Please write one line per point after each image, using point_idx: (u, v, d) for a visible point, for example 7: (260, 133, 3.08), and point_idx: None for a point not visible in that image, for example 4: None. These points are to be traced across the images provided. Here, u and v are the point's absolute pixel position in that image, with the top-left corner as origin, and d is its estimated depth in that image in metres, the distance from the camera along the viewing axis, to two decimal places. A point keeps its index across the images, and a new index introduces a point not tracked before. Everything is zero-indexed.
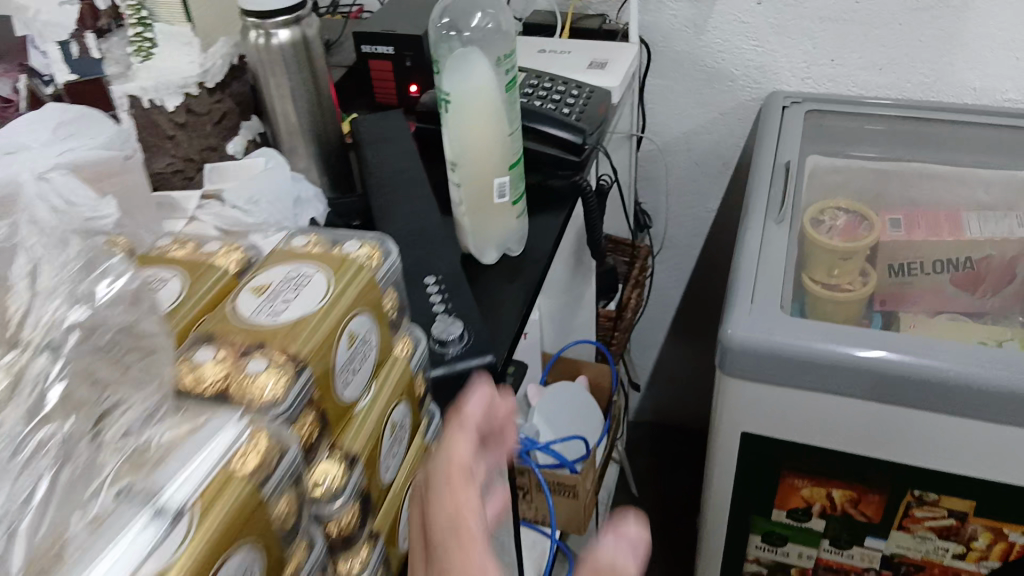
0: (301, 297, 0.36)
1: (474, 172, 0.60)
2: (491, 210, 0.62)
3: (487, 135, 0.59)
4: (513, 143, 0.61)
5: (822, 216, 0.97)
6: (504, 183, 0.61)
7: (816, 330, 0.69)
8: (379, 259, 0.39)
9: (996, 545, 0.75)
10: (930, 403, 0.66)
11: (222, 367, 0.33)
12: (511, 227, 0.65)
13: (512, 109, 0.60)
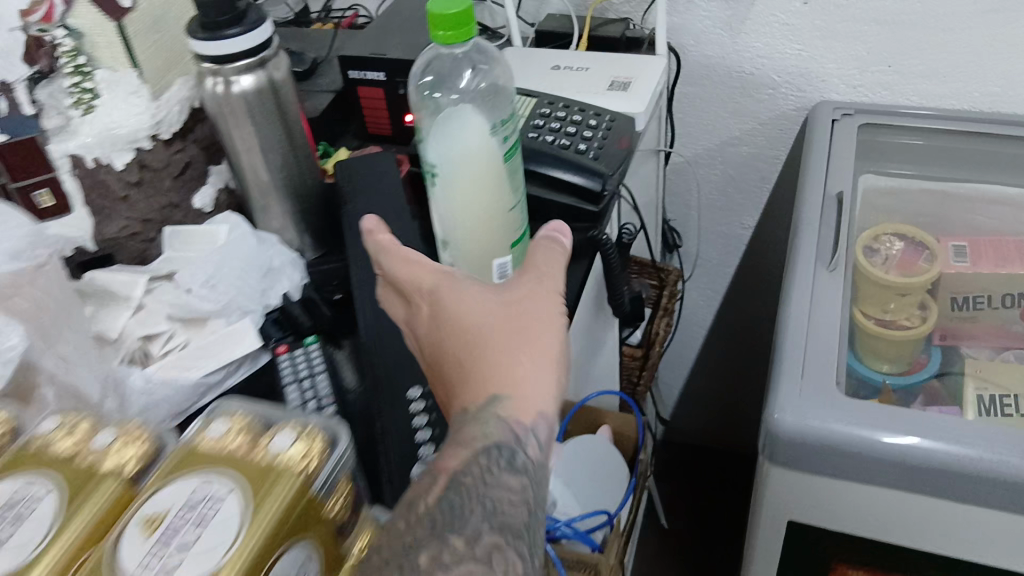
0: (201, 535, 0.32)
1: (470, 257, 0.51)
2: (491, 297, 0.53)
3: (483, 214, 0.49)
4: (515, 218, 0.51)
5: (876, 244, 0.85)
6: (505, 264, 0.51)
7: (880, 416, 0.60)
8: (316, 467, 0.35)
9: None
10: (1006, 504, 0.57)
11: None
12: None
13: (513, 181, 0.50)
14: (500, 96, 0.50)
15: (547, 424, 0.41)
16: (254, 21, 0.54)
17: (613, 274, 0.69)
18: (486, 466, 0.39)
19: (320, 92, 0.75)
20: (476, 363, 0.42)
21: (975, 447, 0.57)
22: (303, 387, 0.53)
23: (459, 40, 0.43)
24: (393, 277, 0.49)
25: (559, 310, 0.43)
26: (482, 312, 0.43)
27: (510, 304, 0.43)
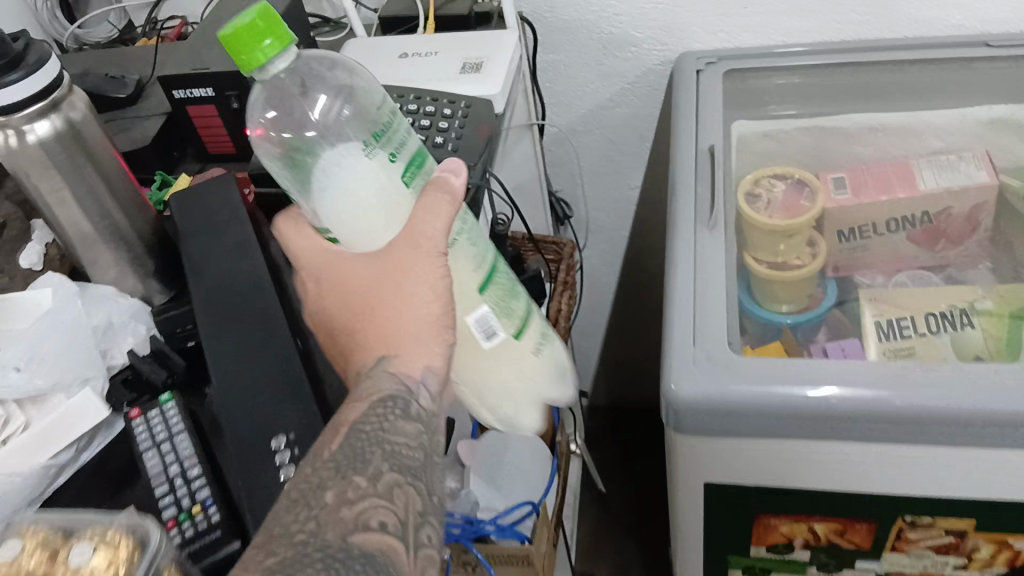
0: None
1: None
2: (492, 363, 0.51)
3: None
4: (475, 255, 0.49)
5: (758, 188, 0.84)
6: (483, 315, 0.49)
7: (773, 366, 0.58)
8: None
9: (1002, 553, 0.66)
10: (921, 436, 0.56)
11: None
12: (541, 381, 0.55)
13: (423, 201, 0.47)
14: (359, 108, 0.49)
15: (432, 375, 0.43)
16: (37, 61, 0.48)
17: None
18: (382, 415, 0.41)
19: (151, 120, 0.69)
20: (361, 328, 0.45)
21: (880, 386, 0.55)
22: (162, 453, 0.49)
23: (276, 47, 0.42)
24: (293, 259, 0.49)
25: (432, 255, 0.44)
26: (362, 272, 0.45)
27: (387, 261, 0.44)
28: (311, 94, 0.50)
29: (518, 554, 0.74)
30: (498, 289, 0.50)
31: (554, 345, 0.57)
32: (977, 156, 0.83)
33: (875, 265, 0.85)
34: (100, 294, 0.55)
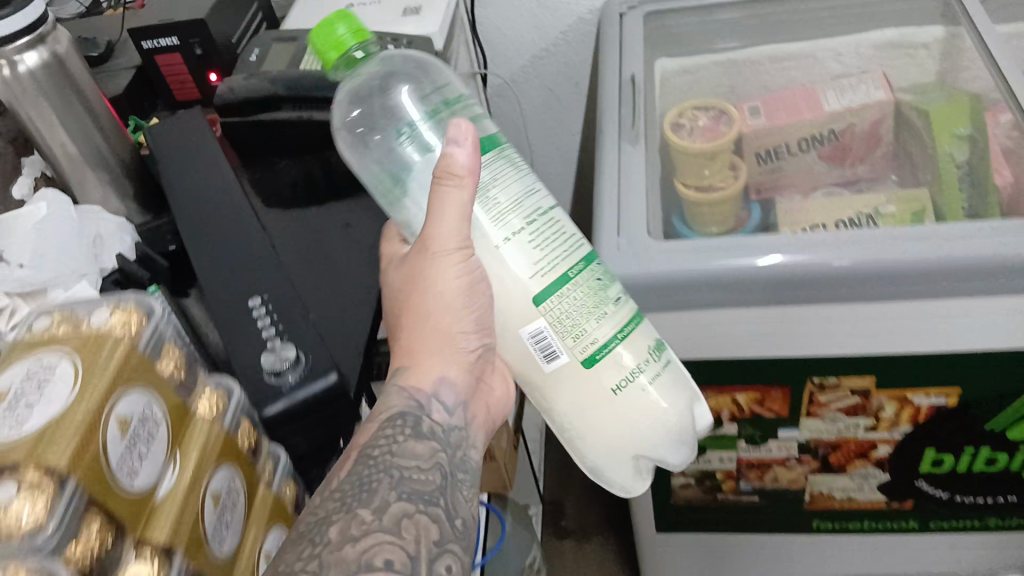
0: (151, 455, 0.33)
1: (506, 339, 0.51)
2: (562, 387, 0.50)
3: (487, 264, 0.49)
4: (545, 270, 0.48)
5: (682, 119, 0.93)
6: (544, 333, 0.48)
7: (686, 247, 0.66)
8: (222, 407, 0.38)
9: (903, 412, 0.75)
10: (817, 297, 0.64)
11: (100, 530, 0.31)
12: (630, 426, 0.51)
13: (483, 190, 0.48)
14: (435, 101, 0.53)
15: (446, 386, 0.52)
16: None
17: None
18: (393, 435, 0.48)
19: (121, 74, 0.76)
20: (405, 338, 0.54)
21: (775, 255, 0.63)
22: None
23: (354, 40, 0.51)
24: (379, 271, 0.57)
25: (436, 272, 0.50)
26: (401, 292, 0.53)
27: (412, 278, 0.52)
28: (389, 92, 0.55)
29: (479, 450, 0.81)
30: (570, 302, 0.48)
31: (666, 380, 0.51)
32: (873, 76, 0.93)
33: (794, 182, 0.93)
34: (100, 218, 0.62)
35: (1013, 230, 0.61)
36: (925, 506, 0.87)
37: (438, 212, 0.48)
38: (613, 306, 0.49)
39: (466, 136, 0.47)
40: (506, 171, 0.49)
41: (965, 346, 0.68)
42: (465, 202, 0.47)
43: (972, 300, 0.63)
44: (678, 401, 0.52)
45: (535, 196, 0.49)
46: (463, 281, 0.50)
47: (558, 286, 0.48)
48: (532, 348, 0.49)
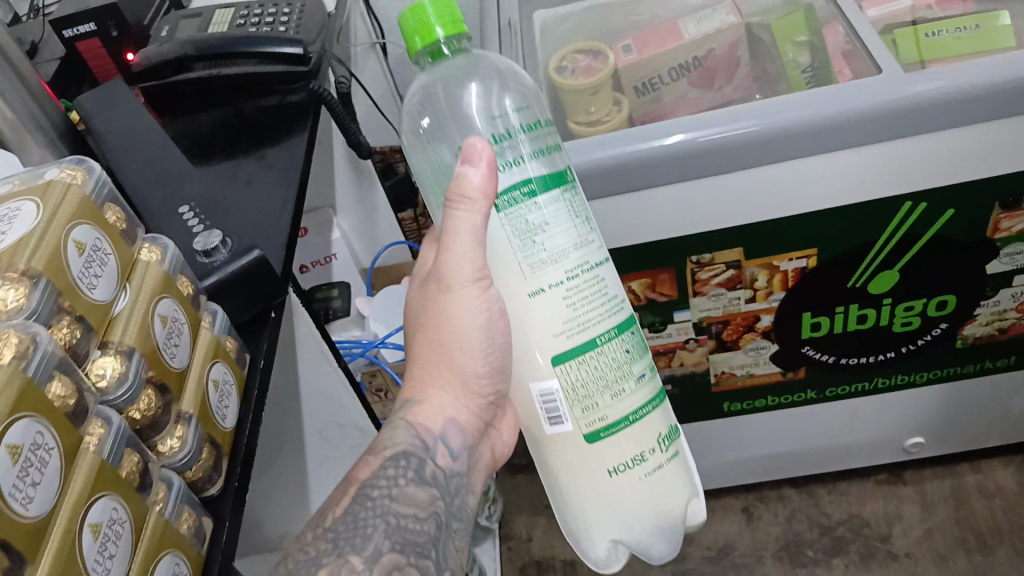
0: (105, 275, 0.43)
1: (518, 385, 0.56)
2: (566, 450, 0.56)
3: (515, 302, 0.52)
4: (564, 341, 0.52)
5: (564, 63, 1.05)
6: (552, 395, 0.54)
7: (573, 148, 0.77)
8: (158, 254, 0.48)
9: (775, 279, 0.87)
10: (674, 175, 0.77)
11: (70, 322, 0.40)
12: (615, 504, 0.57)
13: (526, 235, 0.51)
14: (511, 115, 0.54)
15: (451, 427, 0.61)
16: None
17: (345, 124, 0.85)
18: (393, 478, 0.56)
19: (47, 64, 0.85)
20: (421, 371, 0.62)
21: (662, 136, 0.75)
22: None
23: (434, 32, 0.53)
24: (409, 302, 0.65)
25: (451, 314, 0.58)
26: (421, 326, 0.61)
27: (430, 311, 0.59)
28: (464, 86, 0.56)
29: None
30: (586, 373, 0.53)
31: (667, 471, 0.58)
32: (726, 5, 1.06)
33: (670, 109, 1.01)
34: None
35: (823, 95, 0.73)
36: (817, 373, 0.99)
37: (453, 246, 0.53)
38: (629, 389, 0.55)
39: (480, 159, 0.50)
40: (563, 218, 0.51)
41: (808, 205, 0.80)
42: (475, 227, 0.52)
43: (799, 163, 0.76)
44: (674, 496, 0.59)
45: (584, 253, 0.52)
46: (479, 325, 0.57)
47: (577, 353, 0.52)
48: (540, 405, 0.55)
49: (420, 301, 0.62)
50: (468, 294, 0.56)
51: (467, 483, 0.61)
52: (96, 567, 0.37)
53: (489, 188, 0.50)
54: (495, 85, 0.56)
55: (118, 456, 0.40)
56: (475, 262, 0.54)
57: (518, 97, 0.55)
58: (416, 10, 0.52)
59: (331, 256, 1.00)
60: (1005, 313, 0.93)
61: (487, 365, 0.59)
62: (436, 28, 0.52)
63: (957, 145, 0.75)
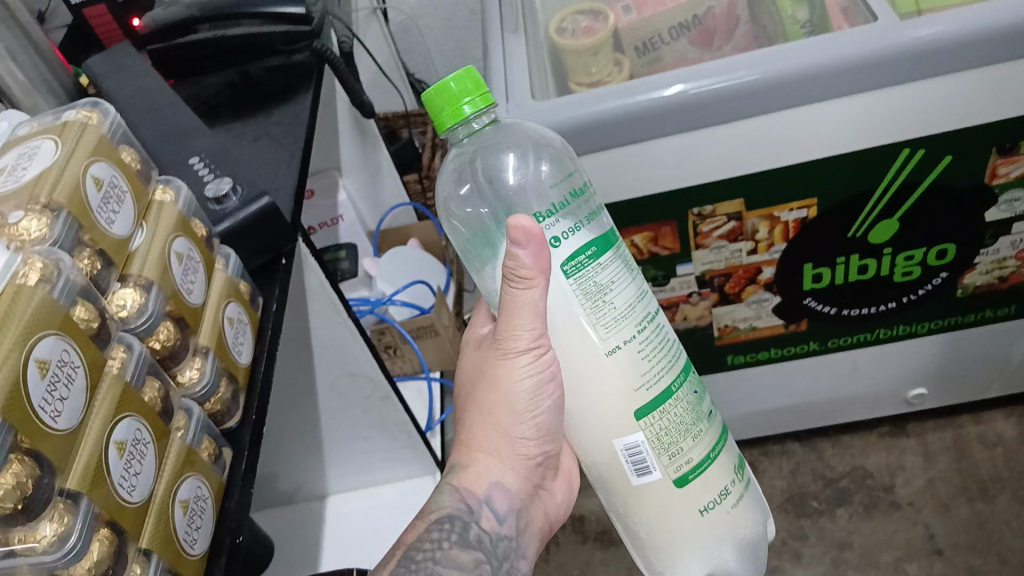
0: (122, 211, 0.44)
1: (595, 443, 0.56)
2: (653, 499, 0.58)
3: (591, 364, 0.53)
4: (644, 397, 0.54)
5: (564, 24, 1.07)
6: (641, 449, 0.55)
7: (573, 102, 0.79)
8: (172, 195, 0.49)
9: (776, 229, 0.89)
10: (673, 126, 0.78)
11: (91, 253, 0.41)
12: (702, 542, 0.60)
13: (598, 296, 0.52)
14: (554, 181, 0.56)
15: (497, 491, 0.63)
16: None
17: (348, 81, 0.86)
18: (440, 539, 0.58)
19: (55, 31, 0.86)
20: (471, 435, 0.64)
21: (658, 90, 0.76)
22: None
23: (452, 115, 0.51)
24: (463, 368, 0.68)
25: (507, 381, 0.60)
26: (476, 389, 0.64)
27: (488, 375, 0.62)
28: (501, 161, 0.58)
29: (423, 326, 0.94)
30: (667, 423, 0.55)
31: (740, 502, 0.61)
32: None
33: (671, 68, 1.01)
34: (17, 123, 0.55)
35: (819, 44, 0.75)
36: (819, 325, 1.00)
37: (517, 314, 0.54)
38: (703, 431, 0.57)
39: (531, 239, 0.49)
40: (624, 276, 0.53)
41: (806, 154, 0.81)
42: (534, 299, 0.52)
43: (797, 111, 0.77)
44: (746, 520, 0.62)
45: (645, 304, 0.54)
46: (529, 390, 0.60)
47: (658, 405, 0.54)
48: (626, 459, 0.56)
49: (477, 366, 0.65)
50: (520, 363, 0.58)
51: (515, 548, 0.63)
52: (123, 483, 0.39)
53: (541, 263, 0.50)
54: (529, 154, 0.59)
55: (140, 383, 0.42)
56: (532, 331, 0.55)
57: (553, 161, 0.58)
58: (439, 88, 0.50)
59: (337, 218, 1.03)
60: (1004, 261, 0.94)
61: (534, 428, 0.62)
62: (463, 102, 0.50)
63: (954, 90, 0.76)
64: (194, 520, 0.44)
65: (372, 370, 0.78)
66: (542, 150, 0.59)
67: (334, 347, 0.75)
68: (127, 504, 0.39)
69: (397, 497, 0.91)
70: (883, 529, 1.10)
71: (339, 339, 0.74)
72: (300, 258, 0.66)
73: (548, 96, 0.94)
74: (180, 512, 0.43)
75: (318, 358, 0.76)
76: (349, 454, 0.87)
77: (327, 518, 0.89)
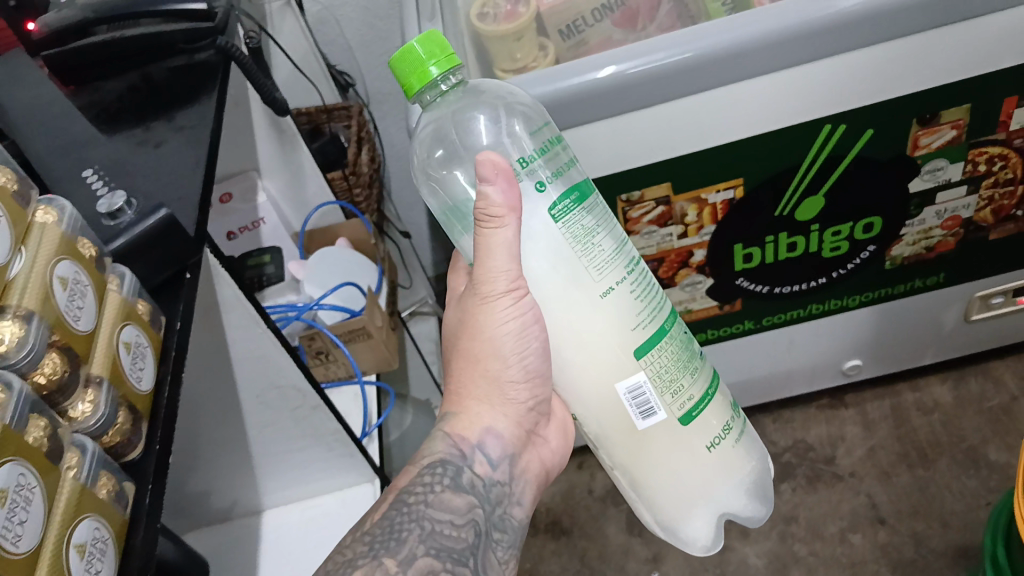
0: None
1: (597, 395, 0.58)
2: (659, 440, 0.60)
3: (590, 308, 0.55)
4: (642, 335, 0.57)
5: (485, 10, 1.04)
6: (643, 388, 0.57)
7: None
8: (54, 215, 0.46)
9: (704, 212, 0.88)
10: (598, 112, 0.77)
11: None
12: (707, 480, 0.63)
13: (585, 238, 0.55)
14: (527, 136, 0.58)
15: (490, 436, 0.63)
16: None
17: (256, 79, 0.82)
18: (434, 480, 0.59)
19: None
20: (460, 386, 0.64)
21: (591, 71, 0.75)
22: None
23: (415, 78, 0.53)
24: (448, 324, 0.68)
25: (489, 321, 0.60)
26: (458, 339, 0.64)
27: (470, 322, 0.62)
28: (468, 123, 0.59)
29: (356, 330, 0.90)
30: (664, 359, 0.58)
31: (733, 433, 0.65)
32: None
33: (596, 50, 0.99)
34: None
35: (737, 21, 0.74)
36: (754, 304, 1.00)
37: (490, 254, 0.56)
38: (698, 369, 0.62)
39: (497, 175, 0.54)
40: (604, 219, 0.56)
41: (731, 134, 0.80)
42: (507, 239, 0.55)
43: (715, 93, 0.77)
44: (741, 453, 0.66)
45: (627, 248, 0.58)
46: (513, 334, 0.60)
47: (654, 339, 0.57)
48: (630, 404, 0.58)
49: (458, 316, 0.65)
50: (501, 305, 0.59)
51: (509, 494, 0.63)
52: (7, 535, 0.36)
53: (512, 202, 0.54)
54: (499, 113, 0.60)
55: (22, 424, 0.39)
56: (509, 272, 0.57)
57: (526, 121, 0.59)
58: (405, 51, 0.53)
59: (258, 220, 0.98)
60: (930, 231, 0.94)
61: (523, 370, 0.62)
62: (430, 64, 0.53)
63: (871, 65, 0.76)
64: (93, 564, 0.41)
65: (300, 380, 0.76)
66: (514, 108, 0.60)
67: (257, 358, 0.72)
68: (14, 557, 0.36)
69: (335, 505, 0.88)
70: (827, 501, 1.11)
71: (262, 349, 0.72)
72: (212, 269, 0.64)
73: None
74: (76, 557, 0.40)
75: (241, 371, 0.73)
76: (282, 466, 0.84)
77: (262, 534, 0.87)
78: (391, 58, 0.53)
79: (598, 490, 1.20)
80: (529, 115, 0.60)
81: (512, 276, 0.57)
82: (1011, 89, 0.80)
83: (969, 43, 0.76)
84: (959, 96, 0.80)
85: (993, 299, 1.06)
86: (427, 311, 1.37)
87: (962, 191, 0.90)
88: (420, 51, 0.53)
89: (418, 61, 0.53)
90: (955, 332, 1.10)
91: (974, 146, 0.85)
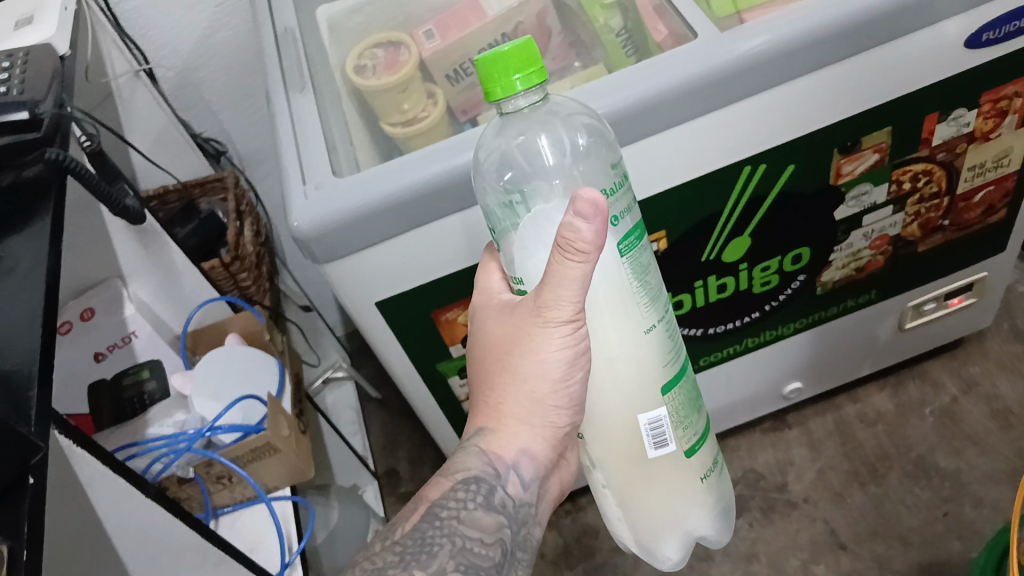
0: None
1: (616, 424, 0.57)
2: (661, 467, 0.60)
3: (625, 347, 0.54)
4: (669, 370, 0.57)
5: (362, 62, 0.93)
6: (662, 421, 0.57)
7: (371, 178, 0.68)
8: None
9: None
10: None
11: None
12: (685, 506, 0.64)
13: (638, 277, 0.53)
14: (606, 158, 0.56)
15: (525, 458, 0.59)
16: None
17: (96, 189, 0.71)
18: (469, 497, 0.57)
19: None
20: (497, 401, 0.59)
21: None
22: None
23: (505, 86, 0.48)
24: (479, 322, 0.61)
25: (542, 345, 0.54)
26: (498, 347, 0.58)
27: (516, 335, 0.56)
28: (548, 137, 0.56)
29: (258, 447, 0.79)
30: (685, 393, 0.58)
31: (716, 467, 0.66)
32: None
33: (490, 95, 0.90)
34: None
35: (641, 74, 0.67)
36: (689, 347, 0.94)
37: (559, 287, 0.49)
38: (702, 407, 0.62)
39: (593, 212, 0.45)
40: (653, 262, 0.55)
41: (646, 189, 0.74)
42: (584, 275, 0.48)
43: (628, 151, 0.69)
44: (719, 485, 0.68)
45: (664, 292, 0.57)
46: (563, 364, 0.54)
47: (677, 374, 0.58)
48: (646, 433, 0.57)
49: (497, 321, 0.58)
50: (557, 333, 0.53)
51: (534, 514, 0.61)
52: None
53: (601, 240, 0.47)
54: (573, 134, 0.57)
55: None
56: (574, 305, 0.50)
57: (598, 147, 0.57)
58: (493, 57, 0.48)
59: (129, 335, 0.86)
60: (859, 253, 0.90)
61: (569, 398, 0.57)
62: (517, 76, 0.48)
63: (788, 101, 0.70)
64: None
65: (199, 537, 0.65)
66: (581, 129, 0.58)
67: (141, 525, 0.62)
68: None
69: None
70: (785, 533, 1.06)
71: (143, 516, 0.61)
72: (65, 449, 0.54)
73: (351, 150, 0.79)
74: None
75: (125, 543, 0.62)
76: None
77: None
78: (481, 58, 0.48)
79: (549, 552, 1.13)
80: (591, 136, 0.58)
81: (578, 310, 0.51)
82: (931, 107, 0.76)
83: (885, 67, 0.71)
84: (880, 121, 0.75)
85: (925, 306, 1.03)
86: (342, 375, 1.28)
87: (888, 211, 0.86)
88: (509, 59, 0.48)
89: (511, 68, 0.48)
90: (890, 342, 1.07)
91: (898, 165, 0.81)
